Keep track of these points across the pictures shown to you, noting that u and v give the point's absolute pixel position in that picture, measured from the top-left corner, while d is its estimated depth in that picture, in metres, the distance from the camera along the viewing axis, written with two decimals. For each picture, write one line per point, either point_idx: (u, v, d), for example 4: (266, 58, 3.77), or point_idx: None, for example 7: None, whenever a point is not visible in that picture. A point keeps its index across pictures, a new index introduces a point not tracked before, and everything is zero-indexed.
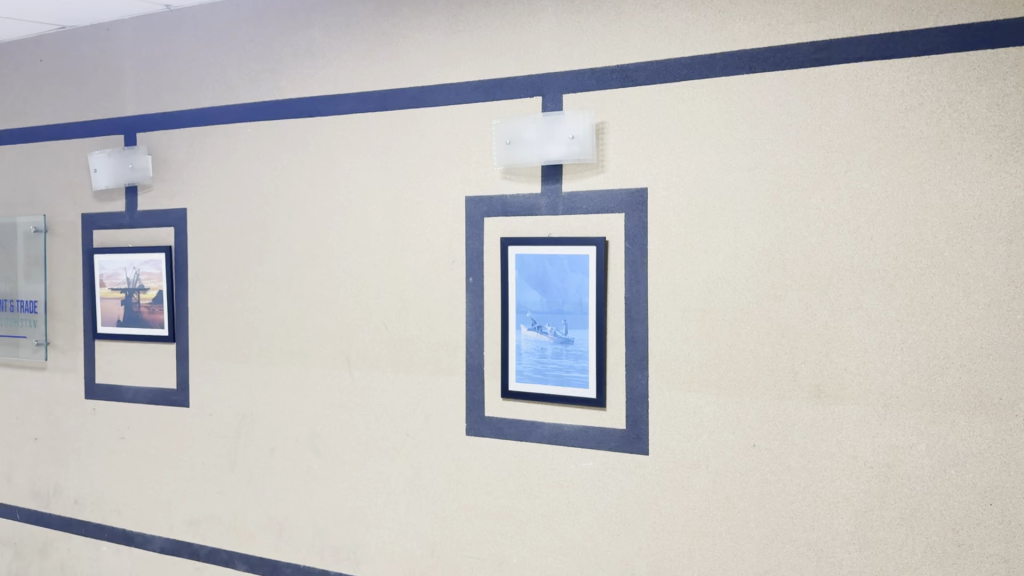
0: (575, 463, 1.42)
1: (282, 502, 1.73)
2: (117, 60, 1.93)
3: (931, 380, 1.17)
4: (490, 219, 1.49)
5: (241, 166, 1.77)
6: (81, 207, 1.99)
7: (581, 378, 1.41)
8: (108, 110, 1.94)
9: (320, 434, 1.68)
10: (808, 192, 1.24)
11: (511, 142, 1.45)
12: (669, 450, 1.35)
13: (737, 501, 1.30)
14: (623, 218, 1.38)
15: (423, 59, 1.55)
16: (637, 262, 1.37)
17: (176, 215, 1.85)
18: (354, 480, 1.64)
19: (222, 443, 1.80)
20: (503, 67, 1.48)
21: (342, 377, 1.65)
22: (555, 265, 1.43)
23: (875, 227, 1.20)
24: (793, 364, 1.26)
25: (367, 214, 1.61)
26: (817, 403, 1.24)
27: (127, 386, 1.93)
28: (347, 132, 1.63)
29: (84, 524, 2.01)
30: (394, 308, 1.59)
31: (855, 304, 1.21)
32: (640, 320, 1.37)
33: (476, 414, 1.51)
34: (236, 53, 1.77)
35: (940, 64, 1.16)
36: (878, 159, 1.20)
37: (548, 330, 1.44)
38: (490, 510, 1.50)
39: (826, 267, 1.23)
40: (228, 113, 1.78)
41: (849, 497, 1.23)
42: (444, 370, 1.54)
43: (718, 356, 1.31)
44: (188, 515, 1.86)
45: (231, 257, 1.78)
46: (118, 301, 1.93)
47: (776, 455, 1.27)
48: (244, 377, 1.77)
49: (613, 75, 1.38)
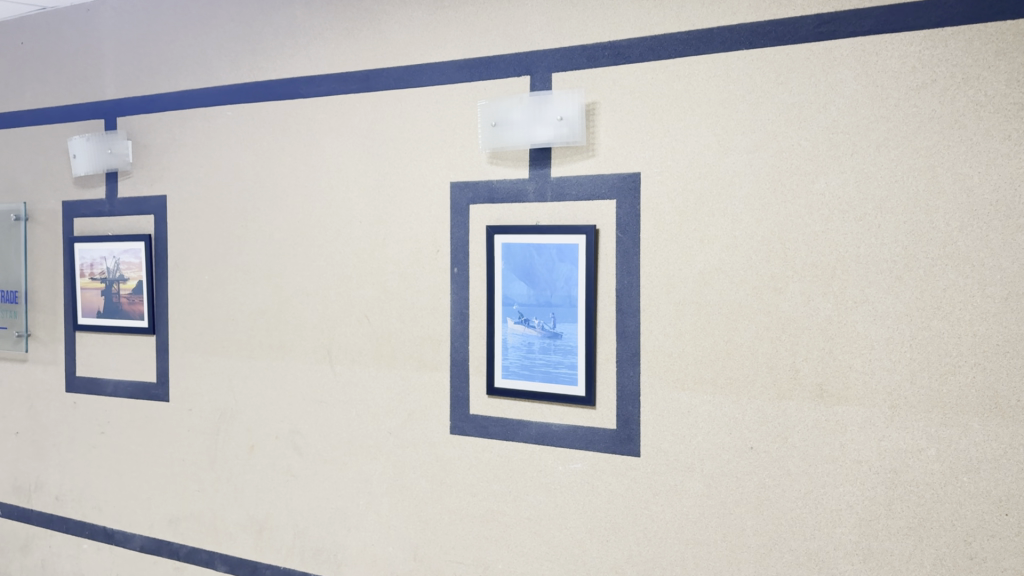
0: (563, 464, 1.34)
1: (262, 501, 1.66)
2: (98, 42, 1.86)
3: (942, 379, 1.09)
4: (476, 206, 1.41)
5: (221, 150, 1.69)
6: (62, 195, 1.92)
7: (570, 376, 1.33)
8: (89, 93, 1.88)
9: (300, 430, 1.61)
10: (810, 175, 1.15)
11: (498, 124, 1.37)
12: (662, 451, 1.26)
13: (734, 507, 1.22)
14: (614, 206, 1.29)
15: (408, 36, 1.47)
16: (629, 252, 1.28)
17: (155, 203, 1.78)
18: (335, 478, 1.57)
19: (202, 440, 1.74)
20: (490, 45, 1.40)
21: (323, 371, 1.58)
22: (543, 255, 1.35)
23: (883, 214, 1.11)
24: (795, 362, 1.17)
25: (349, 201, 1.54)
26: (819, 403, 1.16)
27: (107, 380, 1.87)
28: (329, 115, 1.56)
29: (65, 521, 1.95)
30: (376, 300, 1.52)
31: (861, 296, 1.13)
32: (631, 313, 1.28)
33: (461, 412, 1.43)
34: (216, 32, 1.70)
35: (955, 36, 1.07)
36: (887, 140, 1.11)
37: (536, 324, 1.36)
38: (474, 513, 1.42)
39: (830, 257, 1.15)
40: (208, 95, 1.71)
41: (852, 505, 1.14)
42: (428, 365, 1.47)
43: (714, 353, 1.22)
44: (168, 514, 1.79)
45: (211, 245, 1.71)
46: (98, 291, 1.86)
47: (775, 459, 1.19)
48: (224, 371, 1.70)
49: (604, 53, 1.30)
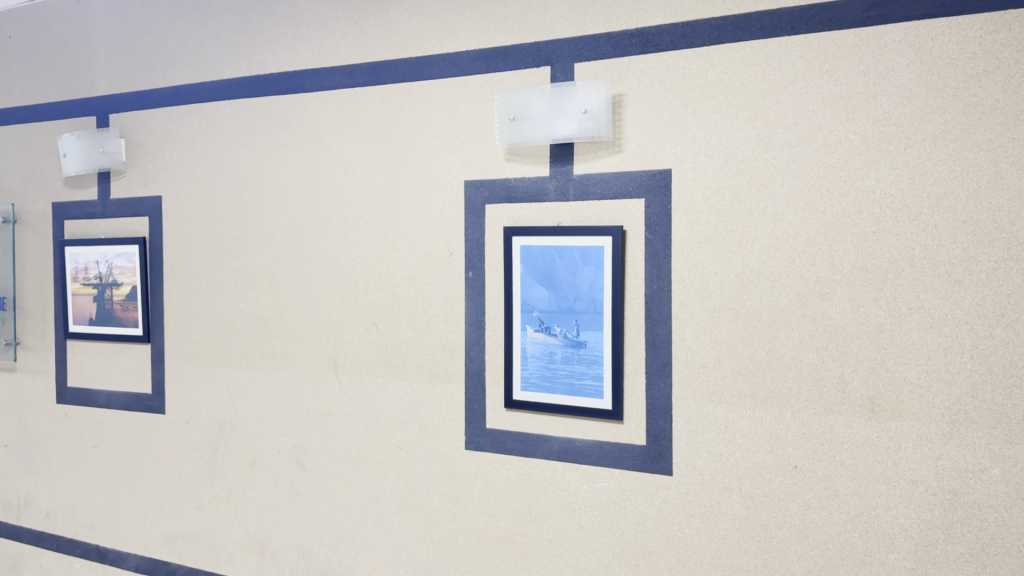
0: (588, 483, 1.25)
1: (264, 519, 1.57)
2: (90, 35, 1.76)
3: (1007, 393, 1.00)
4: (492, 206, 1.32)
5: (219, 148, 1.60)
6: (52, 196, 1.82)
7: (595, 388, 1.24)
8: (80, 89, 1.78)
9: (304, 445, 1.52)
10: (859, 171, 1.06)
11: (516, 118, 1.27)
12: (696, 470, 1.17)
13: (776, 530, 1.13)
14: (642, 205, 1.20)
15: (418, 27, 1.38)
16: (659, 254, 1.19)
17: (150, 204, 1.69)
18: (342, 496, 1.48)
19: (200, 455, 1.64)
20: (507, 34, 1.30)
21: (328, 383, 1.49)
22: (566, 258, 1.25)
23: (940, 213, 1.02)
24: (843, 373, 1.08)
25: (356, 201, 1.45)
26: (870, 418, 1.07)
27: (100, 390, 1.77)
28: (335, 109, 1.46)
29: (56, 539, 1.85)
30: (385, 307, 1.42)
31: (916, 302, 1.04)
32: (662, 321, 1.19)
33: (478, 427, 1.34)
34: (214, 23, 1.60)
35: (1020, 19, 0.98)
36: (943, 132, 1.02)
37: (557, 332, 1.27)
38: (492, 534, 1.33)
39: (882, 259, 1.05)
40: (205, 90, 1.62)
41: (907, 529, 1.05)
42: (441, 376, 1.37)
43: (754, 363, 1.13)
44: (165, 532, 1.70)
45: (209, 248, 1.62)
46: (90, 297, 1.76)
47: (822, 478, 1.10)
48: (224, 381, 1.61)
49: (632, 40, 1.21)
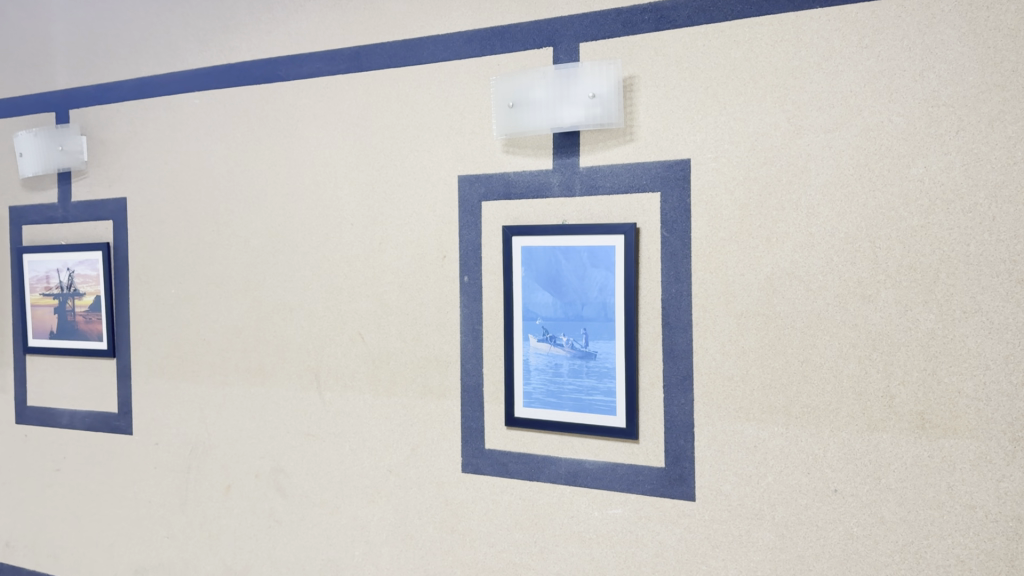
0: (601, 510, 1.13)
1: (241, 550, 1.44)
2: (49, 24, 1.63)
3: None
4: (489, 204, 1.19)
5: (188, 143, 1.47)
6: (8, 198, 1.68)
7: (607, 404, 1.11)
8: (39, 82, 1.64)
9: (285, 468, 1.38)
10: (905, 159, 0.94)
11: (515, 105, 1.14)
12: (723, 495, 1.05)
13: (814, 562, 1.00)
14: (658, 200, 1.08)
15: (406, 6, 1.25)
16: (677, 254, 1.07)
17: (115, 206, 1.55)
18: (326, 525, 1.35)
19: (171, 479, 1.51)
20: (504, 12, 1.18)
21: (310, 399, 1.35)
22: (572, 260, 1.13)
23: (999, 204, 0.90)
24: (890, 386, 0.96)
25: (338, 200, 1.32)
26: (920, 437, 0.95)
27: (63, 409, 1.63)
28: (314, 99, 1.33)
29: (16, 571, 1.71)
30: (372, 316, 1.29)
31: (972, 305, 0.92)
32: (681, 328, 1.07)
33: (476, 448, 1.21)
34: (183, 7, 1.47)
35: None
36: (1002, 113, 0.90)
37: (563, 342, 1.14)
38: (492, 567, 1.20)
39: (932, 257, 0.93)
40: (173, 81, 1.48)
41: (963, 561, 0.93)
42: (435, 392, 1.25)
43: (787, 376, 1.01)
44: (134, 563, 1.56)
45: (180, 253, 1.48)
46: (50, 308, 1.62)
47: (865, 503, 0.98)
48: (196, 399, 1.47)
49: (644, 16, 1.08)
